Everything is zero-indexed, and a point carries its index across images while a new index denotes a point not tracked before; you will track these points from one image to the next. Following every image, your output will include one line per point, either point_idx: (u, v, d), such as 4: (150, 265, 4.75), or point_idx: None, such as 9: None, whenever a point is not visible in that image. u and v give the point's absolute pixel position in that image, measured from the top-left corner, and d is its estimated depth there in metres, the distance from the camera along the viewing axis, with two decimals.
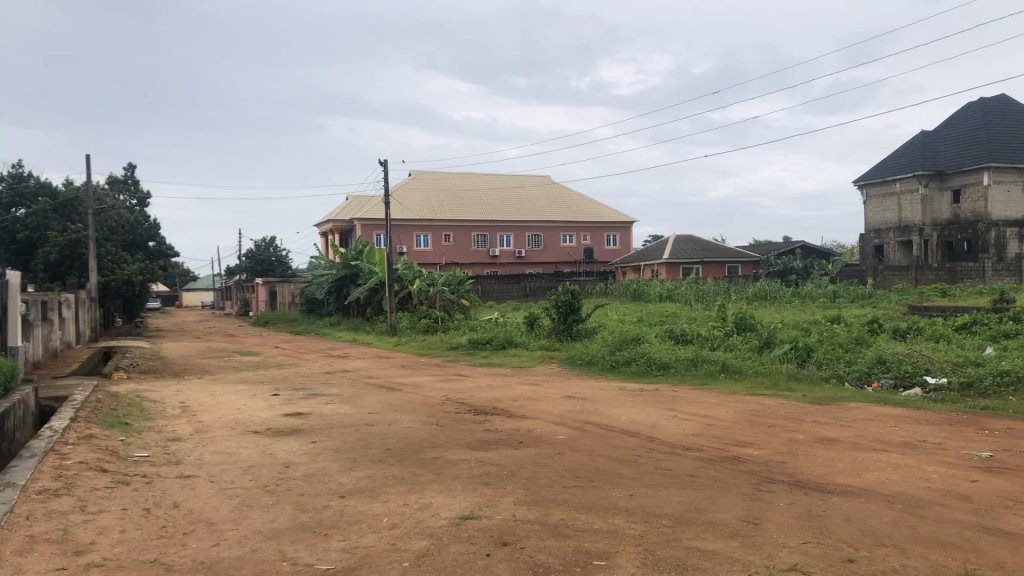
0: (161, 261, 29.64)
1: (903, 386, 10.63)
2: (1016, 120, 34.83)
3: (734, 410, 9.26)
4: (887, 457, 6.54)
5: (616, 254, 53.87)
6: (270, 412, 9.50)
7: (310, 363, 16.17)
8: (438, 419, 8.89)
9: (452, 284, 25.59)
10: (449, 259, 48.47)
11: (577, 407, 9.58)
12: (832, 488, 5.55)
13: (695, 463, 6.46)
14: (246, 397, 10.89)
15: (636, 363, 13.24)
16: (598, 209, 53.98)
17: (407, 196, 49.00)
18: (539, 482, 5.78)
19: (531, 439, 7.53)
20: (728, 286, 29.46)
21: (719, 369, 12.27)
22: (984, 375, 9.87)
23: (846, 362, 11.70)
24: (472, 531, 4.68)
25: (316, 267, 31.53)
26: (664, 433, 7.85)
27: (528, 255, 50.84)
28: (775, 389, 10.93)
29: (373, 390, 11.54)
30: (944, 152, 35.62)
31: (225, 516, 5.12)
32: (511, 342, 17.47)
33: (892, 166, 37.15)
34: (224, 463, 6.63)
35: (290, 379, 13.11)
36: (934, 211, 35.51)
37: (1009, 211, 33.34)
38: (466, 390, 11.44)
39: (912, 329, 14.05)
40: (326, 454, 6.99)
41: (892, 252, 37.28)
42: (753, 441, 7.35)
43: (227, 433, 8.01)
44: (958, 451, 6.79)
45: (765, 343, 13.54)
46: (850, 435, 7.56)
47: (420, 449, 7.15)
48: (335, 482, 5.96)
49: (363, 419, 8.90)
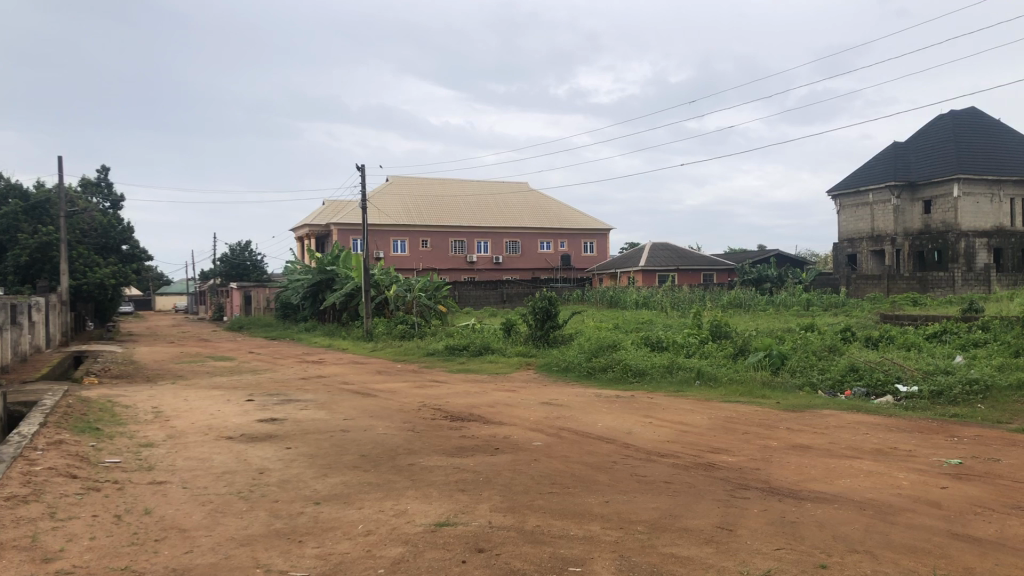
0: (134, 264, 29.24)
1: (875, 394, 10.74)
2: (985, 134, 35.46)
3: (709, 416, 9.33)
4: (859, 464, 6.60)
5: (593, 261, 54.07)
6: (244, 417, 9.41)
7: (285, 369, 16.03)
8: (413, 424, 8.88)
9: (428, 290, 25.54)
10: (425, 266, 48.38)
11: (553, 413, 9.61)
12: (805, 495, 5.60)
13: (670, 469, 6.49)
14: (220, 402, 10.79)
15: (613, 369, 13.31)
16: (575, 216, 54.17)
17: (384, 201, 48.87)
18: (514, 489, 5.78)
19: (507, 446, 7.53)
20: (703, 294, 29.63)
21: (695, 376, 12.34)
22: (953, 383, 10.03)
23: (820, 370, 11.82)
24: (447, 537, 4.67)
25: (291, 272, 31.32)
26: (640, 440, 7.89)
27: (505, 261, 50.93)
28: (750, 396, 11.00)
29: (348, 396, 11.48)
30: (915, 164, 36.18)
31: (197, 522, 5.06)
32: (488, 348, 17.49)
33: (865, 177, 37.67)
34: (197, 469, 6.57)
35: (265, 385, 13.01)
36: (905, 221, 36.06)
37: (978, 222, 33.87)
38: (442, 396, 11.40)
39: (884, 337, 14.24)
40: (301, 460, 6.94)
41: (864, 262, 37.75)
42: (727, 448, 7.41)
43: (200, 439, 7.94)
44: (927, 457, 6.89)
45: (740, 351, 13.66)
46: (822, 442, 7.64)
47: (394, 455, 7.12)
48: (309, 489, 5.91)
49: (338, 425, 8.85)
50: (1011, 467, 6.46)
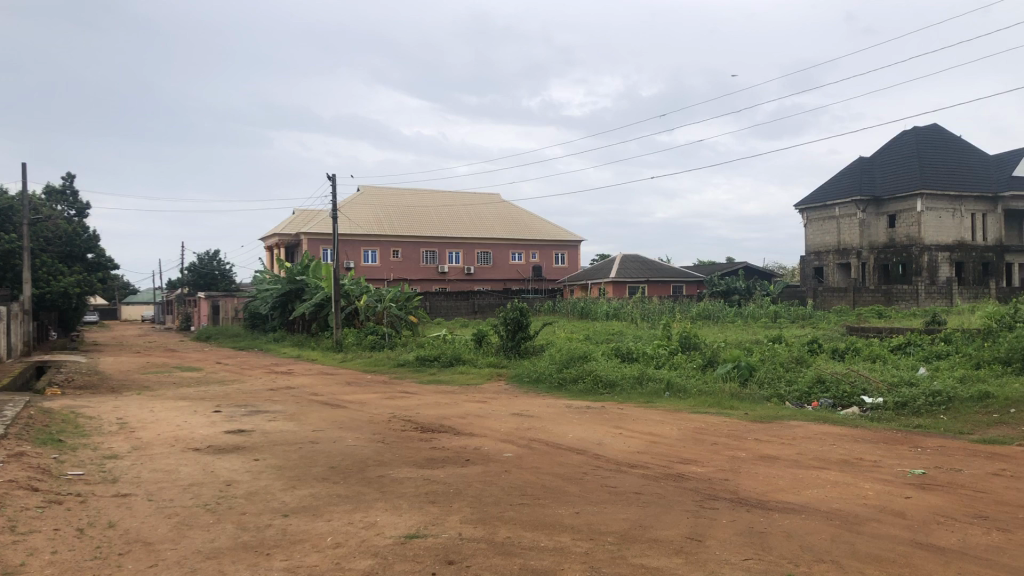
0: (99, 273, 28.74)
1: (841, 405, 10.86)
2: (947, 150, 36.21)
3: (678, 427, 9.41)
4: (825, 474, 6.69)
5: (564, 273, 54.29)
6: (211, 429, 9.30)
7: (253, 379, 15.88)
8: (383, 436, 8.83)
9: (399, 300, 25.43)
10: (396, 276, 48.20)
11: (524, 424, 9.62)
12: (772, 505, 5.66)
13: (639, 480, 6.52)
14: (186, 413, 10.65)
15: (583, 380, 13.35)
16: (546, 227, 54.35)
17: (355, 210, 48.67)
18: (485, 500, 5.77)
19: (478, 457, 7.52)
20: (673, 305, 29.85)
21: (664, 388, 12.41)
22: (917, 394, 10.20)
23: (787, 381, 11.94)
24: (417, 549, 4.65)
25: (260, 282, 31.03)
26: (610, 450, 7.93)
27: (477, 272, 50.95)
28: (718, 407, 11.08)
29: (317, 408, 11.39)
30: (880, 179, 36.80)
31: (163, 535, 4.99)
32: (459, 359, 17.45)
33: (831, 191, 38.28)
34: (163, 482, 6.48)
35: (233, 396, 12.85)
36: (870, 235, 36.65)
37: (941, 237, 34.47)
38: (412, 408, 11.35)
39: (850, 349, 14.44)
40: (269, 471, 6.87)
41: (831, 274, 38.35)
42: (696, 458, 7.46)
43: (166, 451, 7.83)
44: (892, 468, 7.00)
45: (708, 362, 13.76)
46: (789, 453, 7.73)
47: (364, 466, 7.07)
48: (278, 500, 5.85)
49: (308, 436, 8.78)
50: (971, 476, 6.59)
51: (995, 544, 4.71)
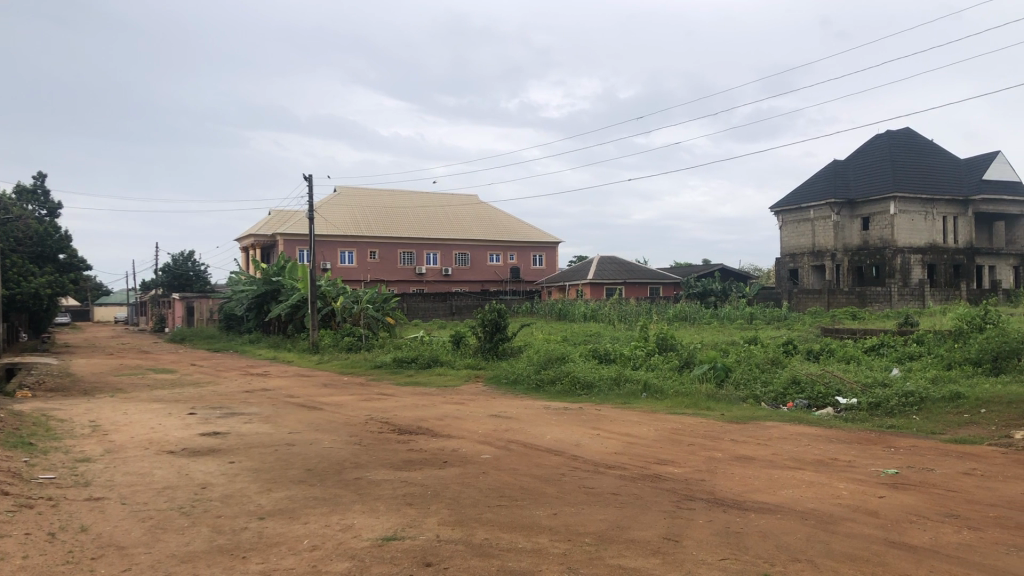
0: (71, 274, 28.36)
1: (816, 406, 10.95)
2: (919, 154, 36.71)
3: (656, 428, 9.44)
4: (800, 474, 6.75)
5: (541, 274, 54.35)
6: (186, 431, 9.21)
7: (228, 381, 15.76)
8: (360, 438, 8.78)
9: (376, 301, 25.32)
10: (374, 277, 47.99)
11: (502, 425, 9.62)
12: (748, 505, 5.69)
13: (617, 481, 6.55)
14: (160, 416, 10.53)
15: (561, 382, 13.37)
16: (524, 229, 54.40)
17: (332, 211, 48.41)
18: (462, 502, 5.75)
19: (455, 458, 7.50)
20: (650, 307, 30.00)
21: (641, 389, 12.46)
22: (890, 395, 10.33)
23: (763, 383, 12.03)
24: (394, 551, 4.62)
25: (235, 283, 30.77)
26: (588, 451, 7.95)
27: (454, 273, 50.89)
28: (695, 408, 11.15)
29: (294, 410, 11.30)
30: (854, 182, 37.22)
31: (137, 539, 4.93)
32: (437, 360, 17.41)
33: (806, 194, 38.67)
34: (136, 485, 6.40)
35: (208, 398, 12.73)
36: (845, 237, 37.06)
37: (913, 239, 34.89)
38: (389, 410, 11.31)
39: (824, 350, 14.58)
40: (245, 474, 6.81)
41: (806, 276, 38.72)
42: (673, 459, 7.49)
43: (140, 454, 7.74)
44: (866, 468, 7.07)
45: (685, 363, 13.83)
46: (765, 453, 7.79)
47: (341, 469, 7.03)
48: (254, 503, 5.80)
49: (284, 439, 8.71)
50: (942, 475, 6.68)
51: (966, 542, 4.78)
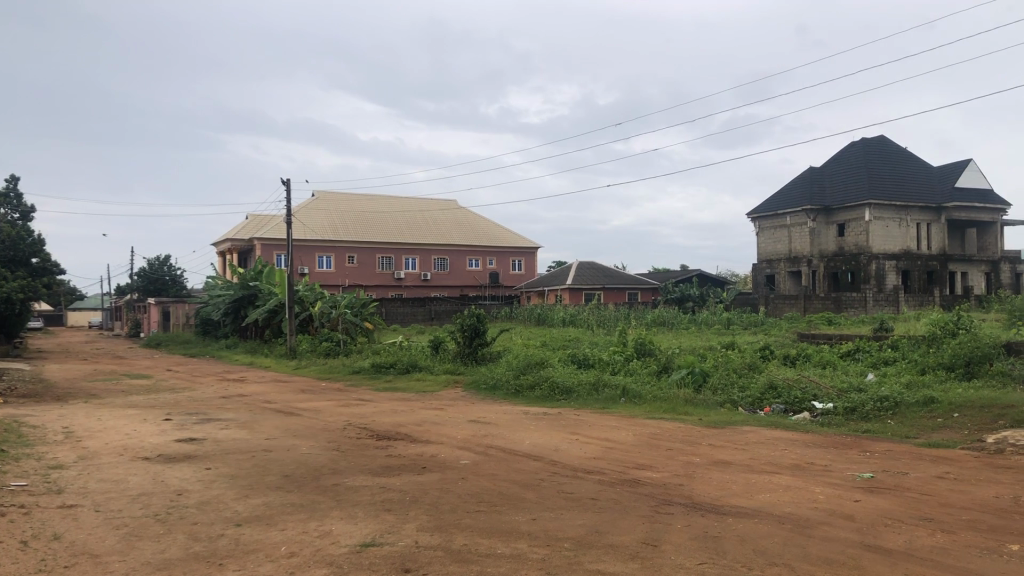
0: (44, 278, 27.98)
1: (792, 410, 11.04)
2: (893, 161, 37.19)
3: (634, 433, 9.46)
4: (778, 479, 6.81)
5: (520, 279, 54.41)
6: (161, 437, 9.11)
7: (204, 387, 15.62)
8: (338, 444, 8.74)
9: (354, 306, 25.21)
10: (351, 282, 47.77)
11: (480, 430, 9.60)
12: (726, 510, 5.73)
13: (596, 486, 6.55)
14: (135, 422, 10.41)
15: (540, 387, 13.36)
16: (503, 234, 54.44)
17: (310, 215, 48.15)
18: (441, 508, 5.74)
19: (434, 464, 7.49)
20: (628, 312, 30.13)
21: (620, 394, 12.50)
22: (865, 400, 10.43)
23: (740, 388, 12.09)
24: (373, 558, 4.60)
25: (212, 288, 30.52)
26: (567, 456, 7.96)
27: (433, 278, 50.83)
28: (673, 413, 11.19)
29: (271, 415, 11.22)
30: (829, 189, 37.63)
31: (111, 547, 4.87)
32: (415, 366, 17.36)
33: (782, 200, 39.07)
34: (110, 492, 6.31)
35: (183, 403, 12.62)
36: (821, 243, 37.43)
37: (888, 245, 35.27)
38: (367, 415, 11.26)
39: (801, 355, 14.70)
40: (221, 480, 6.75)
41: (782, 282, 39.04)
42: (652, 464, 7.52)
43: (115, 460, 7.64)
44: (841, 472, 7.14)
45: (663, 368, 13.88)
46: (742, 458, 7.84)
47: (319, 475, 6.99)
48: (230, 510, 5.75)
49: (261, 445, 8.65)
50: (917, 480, 6.77)
51: (940, 545, 4.84)
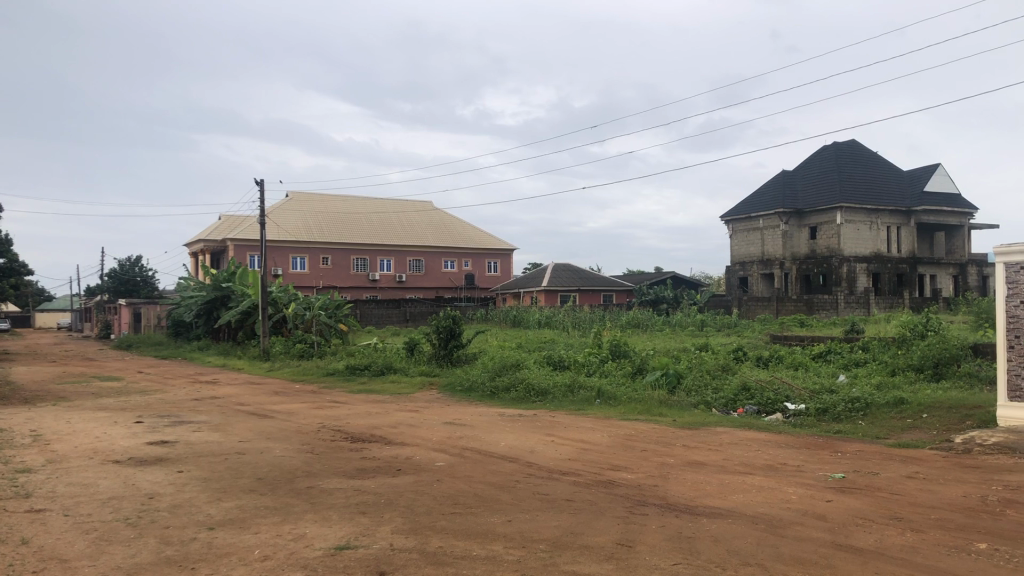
0: (12, 278, 27.53)
1: (765, 412, 11.14)
2: (864, 166, 37.70)
3: (609, 434, 9.51)
4: (751, 479, 6.87)
5: (496, 281, 54.43)
6: (132, 440, 8.99)
7: (176, 389, 15.46)
8: (312, 446, 8.67)
9: (329, 308, 25.08)
10: (325, 283, 47.49)
11: (455, 432, 9.59)
12: (700, 510, 5.77)
13: (571, 487, 6.56)
14: (105, 424, 10.28)
15: (515, 389, 13.38)
16: (478, 235, 54.40)
17: (284, 216, 47.82)
18: (416, 510, 5.72)
19: (409, 466, 7.45)
20: (603, 313, 30.26)
21: (595, 395, 12.56)
22: (837, 401, 10.56)
23: (714, 389, 12.20)
24: (348, 561, 4.58)
25: (184, 289, 30.23)
26: (541, 458, 7.98)
27: (408, 280, 50.72)
28: (648, 414, 11.25)
29: (244, 418, 11.11)
30: (802, 192, 38.08)
31: (81, 551, 4.80)
32: (390, 368, 17.32)
33: (755, 203, 39.45)
34: (79, 496, 6.22)
35: (154, 406, 12.48)
36: (793, 246, 37.85)
37: (859, 248, 35.72)
38: (341, 417, 11.20)
39: (774, 357, 14.84)
40: (194, 484, 6.67)
41: (755, 284, 39.42)
42: (626, 465, 7.55)
43: (84, 464, 7.54)
44: (813, 473, 7.20)
45: (638, 369, 13.96)
46: (716, 458, 7.91)
47: (292, 478, 6.93)
48: (203, 513, 5.70)
49: (234, 447, 8.55)
50: (888, 479, 6.86)
51: (909, 544, 4.91)
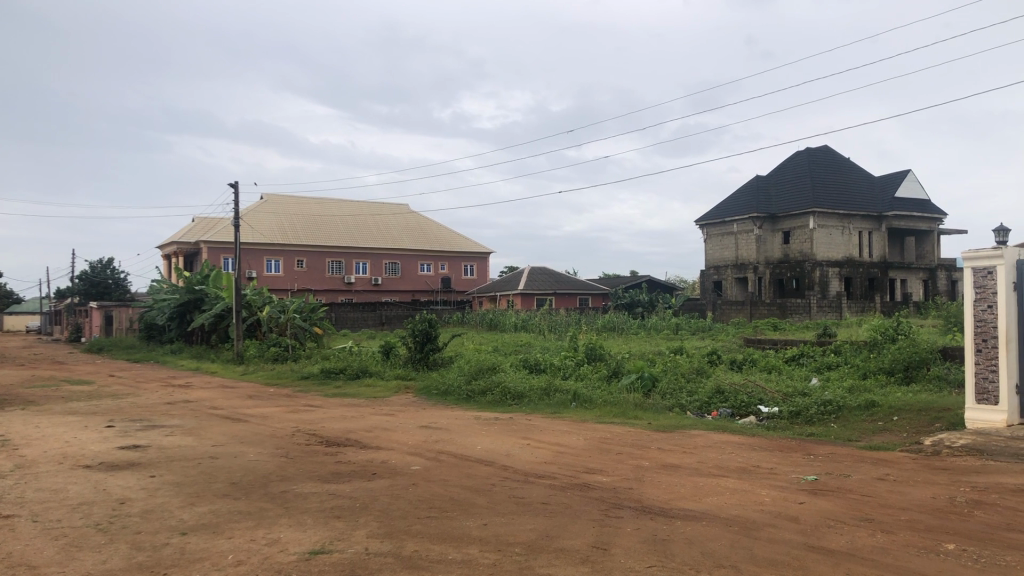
0: None
1: (739, 415, 11.23)
2: (836, 171, 38.17)
3: (585, 437, 9.55)
4: (725, 482, 6.92)
5: (472, 284, 54.41)
6: (102, 444, 8.87)
7: (148, 393, 15.29)
8: (287, 450, 8.62)
9: (303, 311, 24.91)
10: (300, 286, 47.18)
11: (431, 436, 9.56)
12: (675, 513, 5.81)
13: (547, 490, 6.57)
14: (75, 429, 10.13)
15: (491, 393, 13.38)
16: (454, 238, 54.32)
17: (258, 219, 47.45)
18: (392, 514, 5.70)
19: (385, 470, 7.43)
20: (579, 317, 30.33)
21: (571, 398, 12.61)
22: (810, 404, 10.67)
23: (688, 393, 12.26)
24: (323, 565, 4.56)
25: (156, 291, 29.90)
26: (517, 461, 7.98)
27: (384, 283, 50.55)
28: (623, 417, 11.31)
29: (218, 422, 11.00)
30: (775, 197, 38.47)
31: (49, 558, 4.72)
32: (366, 371, 17.25)
33: (729, 208, 39.78)
34: (49, 501, 6.13)
35: (126, 409, 12.34)
36: (766, 250, 38.20)
37: (832, 253, 36.13)
38: (317, 421, 11.13)
39: (747, 360, 14.98)
40: (166, 489, 6.59)
41: (729, 288, 39.76)
42: (601, 468, 7.59)
43: (54, 469, 7.43)
44: (786, 475, 7.29)
45: (613, 373, 14.02)
46: (691, 461, 7.95)
47: (267, 482, 6.88)
48: (175, 518, 5.64)
49: (207, 452, 8.46)
50: (859, 481, 6.95)
51: (879, 544, 4.98)
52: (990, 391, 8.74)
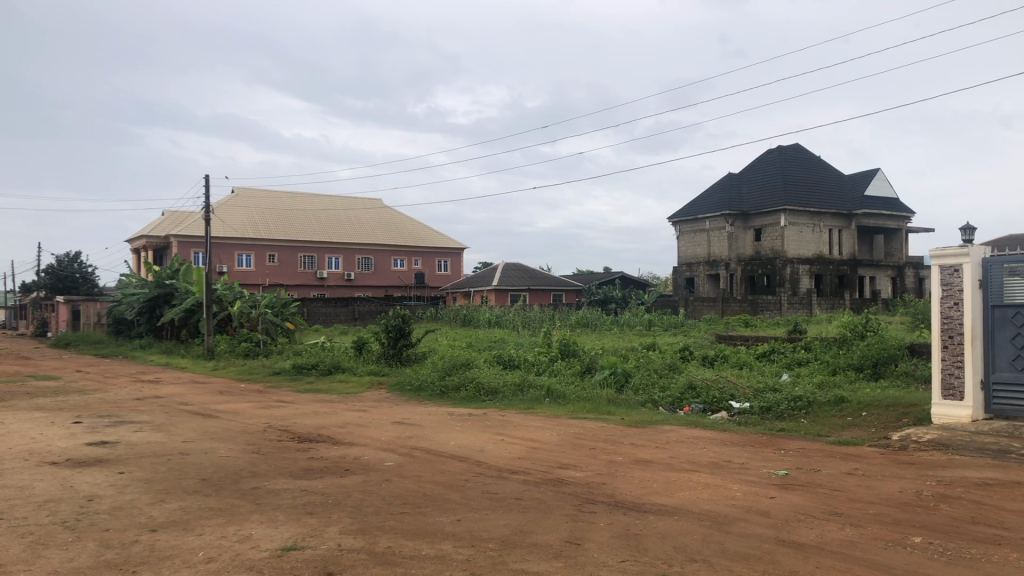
0: None
1: (711, 410, 11.31)
2: (807, 169, 38.56)
3: (558, 433, 9.56)
4: (697, 477, 6.98)
5: (446, 279, 54.27)
6: (69, 441, 8.73)
7: (117, 388, 15.08)
8: (258, 446, 8.54)
9: (275, 307, 24.71)
10: (272, 281, 46.80)
11: (404, 432, 9.52)
12: (647, 507, 5.85)
13: (521, 486, 6.57)
14: (41, 425, 9.96)
15: (465, 388, 13.36)
16: (429, 234, 54.11)
17: (229, 212, 46.95)
18: (365, 510, 5.67)
19: (358, 467, 7.39)
20: (552, 313, 30.35)
21: (545, 394, 12.61)
22: (780, 400, 10.78)
23: (661, 388, 12.35)
24: (295, 562, 4.52)
25: (125, 285, 29.50)
26: (491, 457, 7.95)
27: (357, 278, 50.30)
28: (596, 413, 11.34)
29: (187, 418, 10.86)
30: (747, 195, 38.79)
31: (16, 556, 4.65)
32: (338, 367, 17.13)
33: (702, 205, 40.05)
34: (15, 499, 6.03)
35: (94, 405, 12.15)
36: (738, 247, 38.49)
37: (802, 250, 36.50)
38: (288, 417, 11.04)
39: (719, 356, 15.11)
40: (135, 485, 6.51)
41: (702, 285, 40.04)
42: (574, 463, 7.61)
43: (19, 466, 7.29)
44: (757, 470, 7.36)
45: (587, 368, 14.07)
46: (663, 457, 7.98)
47: (237, 478, 6.81)
48: (145, 515, 5.56)
49: (176, 448, 8.37)
50: (829, 476, 7.02)
51: (849, 538, 5.05)
52: (956, 387, 8.87)
